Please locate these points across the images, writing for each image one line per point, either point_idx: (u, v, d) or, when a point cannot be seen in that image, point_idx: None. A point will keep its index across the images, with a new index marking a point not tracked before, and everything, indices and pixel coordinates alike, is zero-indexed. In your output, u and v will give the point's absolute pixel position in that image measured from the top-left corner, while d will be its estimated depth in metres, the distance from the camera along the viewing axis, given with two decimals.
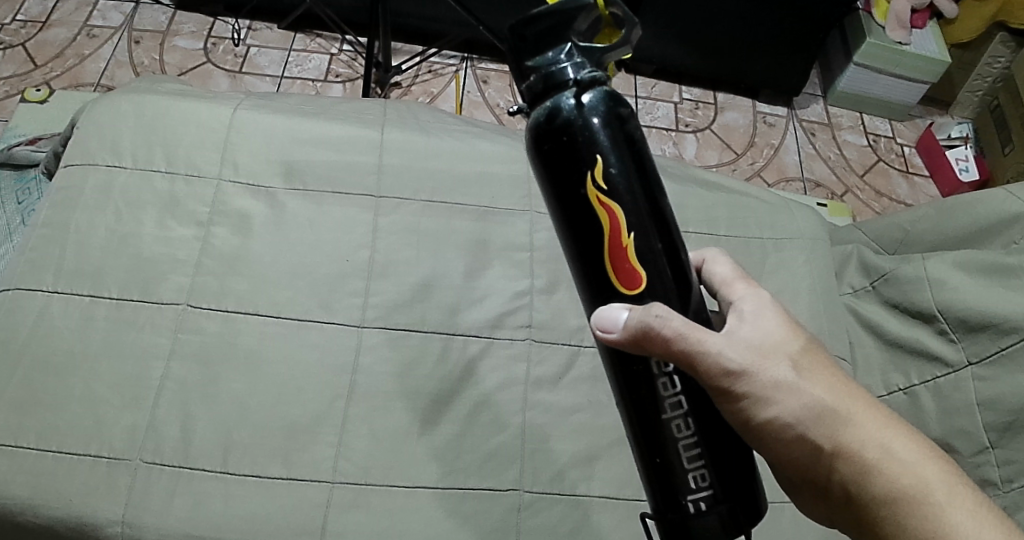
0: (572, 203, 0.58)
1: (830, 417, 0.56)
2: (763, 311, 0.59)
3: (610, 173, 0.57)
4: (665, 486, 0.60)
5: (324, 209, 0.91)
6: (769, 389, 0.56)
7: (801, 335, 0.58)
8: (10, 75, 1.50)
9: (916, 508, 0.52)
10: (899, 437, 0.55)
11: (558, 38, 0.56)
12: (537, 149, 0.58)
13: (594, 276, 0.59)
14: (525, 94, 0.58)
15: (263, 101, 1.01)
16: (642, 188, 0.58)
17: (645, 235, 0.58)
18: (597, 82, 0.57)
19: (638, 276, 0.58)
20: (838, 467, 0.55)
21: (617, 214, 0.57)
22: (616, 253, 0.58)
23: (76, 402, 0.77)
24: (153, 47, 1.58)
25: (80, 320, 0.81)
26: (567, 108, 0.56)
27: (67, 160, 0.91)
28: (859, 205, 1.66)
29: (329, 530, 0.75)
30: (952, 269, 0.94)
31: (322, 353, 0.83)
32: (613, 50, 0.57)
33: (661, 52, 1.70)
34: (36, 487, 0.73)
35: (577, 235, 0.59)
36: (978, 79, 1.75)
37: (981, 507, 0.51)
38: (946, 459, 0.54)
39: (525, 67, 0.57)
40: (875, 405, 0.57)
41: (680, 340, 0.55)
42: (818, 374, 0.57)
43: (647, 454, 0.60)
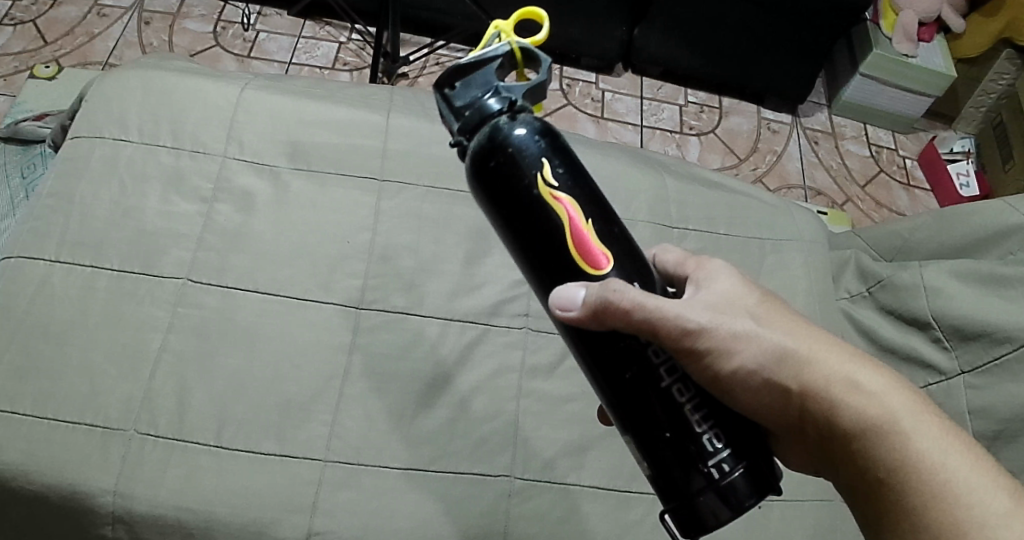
0: (525, 210, 0.55)
1: (795, 361, 0.55)
2: (717, 275, 0.60)
3: (558, 174, 0.55)
4: (674, 467, 0.54)
5: (327, 190, 0.92)
6: (732, 340, 0.55)
7: (780, 311, 0.58)
8: (19, 51, 1.50)
9: (884, 439, 0.53)
10: (866, 370, 0.55)
11: (482, 80, 0.56)
12: (477, 171, 0.56)
13: (557, 276, 0.56)
14: (458, 129, 0.56)
15: (271, 81, 1.01)
16: (591, 185, 0.57)
17: (603, 221, 0.56)
18: (527, 111, 0.56)
19: (606, 260, 0.56)
20: (807, 406, 0.55)
21: (573, 208, 0.55)
22: (579, 242, 0.55)
23: (74, 370, 0.77)
24: (163, 28, 1.59)
25: (82, 290, 0.81)
26: (505, 124, 0.55)
27: (74, 132, 0.92)
28: (859, 214, 1.67)
29: (320, 508, 0.75)
30: (949, 276, 0.94)
31: (318, 331, 0.83)
32: (536, 89, 0.57)
33: (667, 54, 1.71)
34: (30, 453, 0.73)
35: (535, 238, 0.56)
36: (982, 96, 1.76)
37: (946, 433, 0.52)
38: (907, 385, 0.55)
39: (457, 107, 0.56)
40: (838, 341, 0.58)
41: (643, 308, 0.52)
42: (778, 325, 0.57)
43: (648, 433, 0.55)
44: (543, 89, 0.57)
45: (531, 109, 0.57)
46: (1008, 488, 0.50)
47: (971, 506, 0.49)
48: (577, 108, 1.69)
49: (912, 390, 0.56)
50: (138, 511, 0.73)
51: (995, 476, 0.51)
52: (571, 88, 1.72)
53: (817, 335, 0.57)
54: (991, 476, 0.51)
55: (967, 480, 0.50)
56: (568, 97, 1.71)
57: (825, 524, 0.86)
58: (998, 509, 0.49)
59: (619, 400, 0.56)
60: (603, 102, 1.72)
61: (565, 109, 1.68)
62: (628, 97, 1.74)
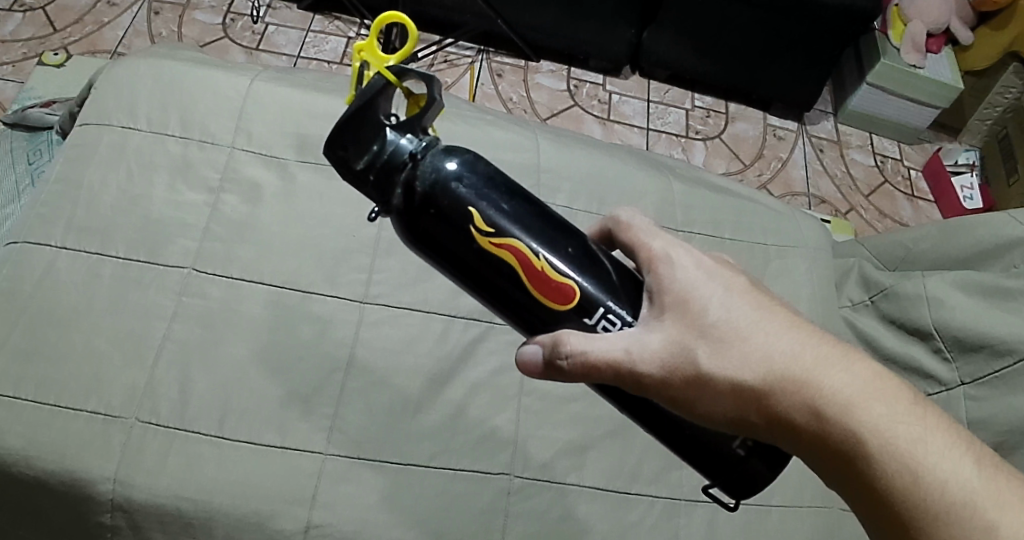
0: (474, 262, 0.57)
1: (753, 398, 0.54)
2: (674, 279, 0.58)
3: (493, 216, 0.56)
4: (709, 454, 0.59)
5: (335, 183, 0.92)
6: (689, 385, 0.55)
7: (743, 308, 0.57)
8: (28, 38, 1.50)
9: (855, 462, 0.51)
10: (830, 384, 0.53)
11: (375, 130, 0.57)
12: (414, 235, 0.58)
13: (526, 315, 0.59)
14: (376, 196, 0.58)
15: (281, 74, 1.02)
16: (525, 209, 0.58)
17: (551, 252, 0.58)
18: (434, 146, 0.57)
19: (566, 291, 0.58)
20: (777, 436, 0.55)
21: (520, 248, 0.57)
22: (536, 282, 0.57)
23: (77, 356, 0.77)
24: (173, 19, 1.59)
25: (87, 277, 0.81)
26: (421, 180, 0.56)
27: (84, 118, 0.92)
28: (862, 224, 1.67)
29: (319, 501, 0.75)
30: (951, 287, 0.94)
31: (321, 324, 0.83)
32: (427, 111, 0.58)
33: (675, 58, 1.71)
34: (31, 438, 0.73)
35: (494, 286, 0.58)
36: (989, 108, 1.76)
37: (923, 441, 0.50)
38: (876, 393, 0.52)
39: (359, 170, 0.57)
40: (802, 350, 0.55)
41: (598, 368, 0.56)
42: (733, 351, 0.55)
43: (677, 430, 0.60)
44: (434, 106, 0.58)
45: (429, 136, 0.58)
46: (994, 494, 0.48)
47: (952, 524, 0.48)
48: (584, 110, 1.69)
49: (888, 390, 0.53)
50: (138, 499, 0.73)
51: (981, 479, 0.49)
52: (578, 89, 1.72)
53: (776, 350, 0.55)
54: (976, 483, 0.48)
55: (946, 497, 0.48)
56: (574, 98, 1.71)
57: (823, 531, 0.86)
58: (981, 522, 0.47)
59: (636, 410, 0.61)
60: (609, 104, 1.72)
61: (572, 110, 1.69)
62: (635, 100, 1.75)
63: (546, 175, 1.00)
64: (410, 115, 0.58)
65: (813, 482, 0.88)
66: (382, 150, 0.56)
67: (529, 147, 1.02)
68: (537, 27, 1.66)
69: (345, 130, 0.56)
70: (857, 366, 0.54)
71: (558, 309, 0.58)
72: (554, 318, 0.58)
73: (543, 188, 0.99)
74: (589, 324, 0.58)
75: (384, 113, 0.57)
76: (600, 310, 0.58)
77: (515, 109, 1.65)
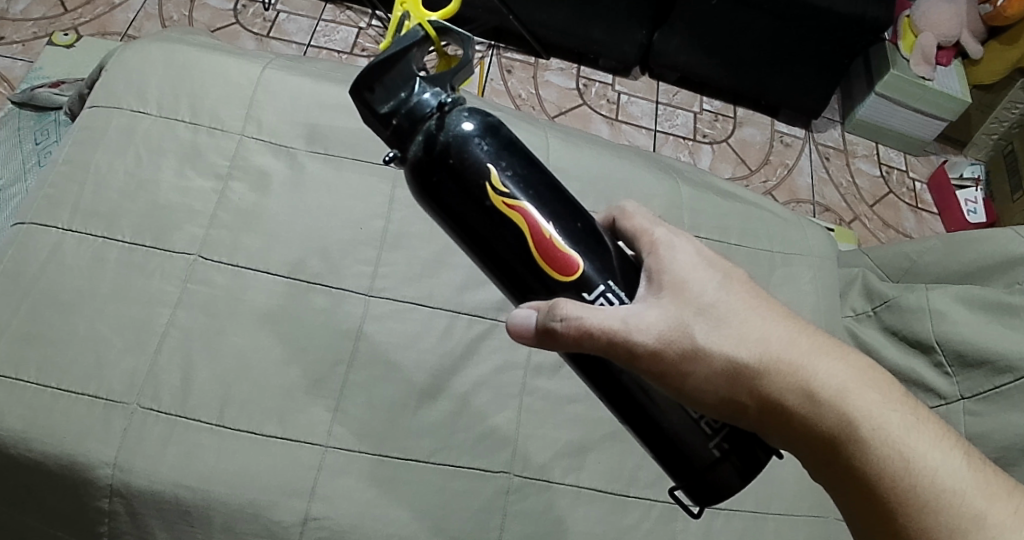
0: (483, 219, 0.57)
1: (747, 379, 0.54)
2: (673, 262, 0.58)
3: (508, 177, 0.57)
4: (682, 452, 0.60)
5: (343, 175, 0.92)
6: (683, 358, 0.55)
7: (746, 291, 0.57)
8: (40, 17, 1.49)
9: (846, 447, 0.53)
10: (825, 371, 0.54)
11: (405, 79, 0.58)
12: (425, 185, 0.58)
13: (523, 281, 0.59)
14: (394, 141, 0.58)
15: (293, 62, 1.01)
16: (540, 180, 0.59)
17: (561, 221, 0.58)
18: (459, 104, 0.58)
19: (570, 260, 0.58)
20: (766, 419, 0.55)
21: (530, 213, 0.57)
22: (543, 246, 0.58)
23: (80, 340, 0.77)
24: (184, 3, 1.58)
25: (93, 260, 0.81)
26: (443, 133, 0.57)
27: (94, 100, 0.91)
28: (865, 233, 1.68)
29: (317, 493, 0.75)
30: (955, 301, 0.94)
31: (324, 316, 0.83)
32: (458, 71, 0.60)
33: (686, 60, 1.70)
34: (31, 421, 0.73)
35: (496, 249, 0.58)
36: (995, 123, 1.76)
37: (912, 430, 0.52)
38: (869, 380, 0.54)
39: (383, 114, 0.58)
40: (797, 338, 0.56)
41: (591, 334, 0.55)
42: (731, 331, 0.55)
43: (655, 425, 0.60)
44: (468, 67, 0.60)
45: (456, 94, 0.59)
46: (978, 483, 0.50)
47: (939, 511, 0.50)
48: (592, 109, 1.69)
49: (878, 380, 0.54)
50: (136, 485, 0.73)
51: (964, 468, 0.51)
52: (588, 88, 1.72)
53: (773, 335, 0.56)
54: (964, 474, 0.51)
55: (933, 483, 0.50)
56: (583, 97, 1.70)
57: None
58: (967, 511, 0.50)
59: (619, 392, 0.60)
60: (618, 104, 1.72)
61: (580, 109, 1.68)
62: (643, 101, 1.74)
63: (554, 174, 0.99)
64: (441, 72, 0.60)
65: (811, 490, 0.88)
66: (408, 99, 0.57)
67: (538, 145, 1.01)
68: (548, 25, 1.65)
69: (376, 73, 0.57)
70: (849, 356, 0.55)
71: (561, 275, 0.58)
72: (555, 285, 0.59)
73: None
74: (587, 299, 0.58)
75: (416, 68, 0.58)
76: (600, 287, 0.58)
77: (523, 106, 1.65)
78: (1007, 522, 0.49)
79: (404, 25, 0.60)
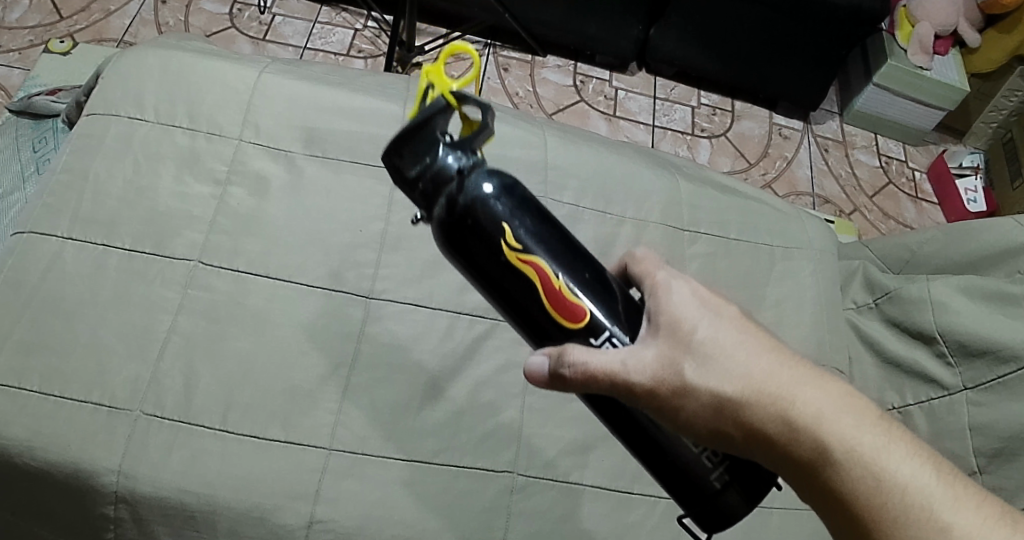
0: (501, 274, 0.58)
1: (732, 411, 0.54)
2: (670, 303, 0.58)
3: (523, 234, 0.58)
4: (687, 481, 0.60)
5: (341, 178, 0.92)
6: (670, 394, 0.55)
7: (738, 324, 0.57)
8: (35, 25, 1.49)
9: (823, 470, 0.52)
10: (805, 398, 0.53)
11: (429, 142, 0.57)
12: (447, 242, 0.59)
13: (540, 330, 0.60)
14: (419, 202, 0.59)
15: (289, 66, 1.01)
16: (554, 234, 0.59)
17: (574, 273, 0.59)
18: (478, 165, 0.58)
19: (582, 310, 0.58)
20: (750, 447, 0.55)
21: (543, 267, 0.58)
22: (556, 299, 0.58)
23: (82, 348, 0.77)
24: (179, 8, 1.58)
25: (93, 268, 0.81)
26: (462, 195, 0.57)
27: (91, 108, 0.91)
28: (865, 224, 1.68)
29: (322, 496, 0.75)
30: (956, 291, 0.94)
31: (326, 319, 0.83)
32: (480, 134, 0.59)
33: (682, 55, 1.70)
34: (35, 430, 0.73)
35: (508, 298, 0.59)
36: (994, 111, 1.76)
37: (887, 449, 0.52)
38: (846, 404, 0.53)
39: (409, 178, 0.58)
40: (778, 367, 0.55)
41: (596, 378, 0.56)
42: (717, 365, 0.55)
43: (659, 457, 0.60)
44: (490, 130, 0.59)
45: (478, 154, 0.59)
46: (951, 500, 0.50)
47: (911, 527, 0.49)
48: (590, 105, 1.69)
49: (857, 403, 0.54)
50: (141, 492, 0.73)
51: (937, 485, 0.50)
52: (585, 85, 1.72)
53: (758, 367, 0.55)
54: (937, 489, 0.50)
55: (907, 504, 0.50)
56: (581, 94, 1.70)
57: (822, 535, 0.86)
58: (938, 524, 0.49)
59: (622, 421, 0.61)
60: (615, 100, 1.72)
61: (577, 106, 1.68)
62: (641, 96, 1.74)
63: (553, 172, 0.99)
64: (464, 133, 0.59)
65: None
66: (430, 161, 0.57)
67: (536, 144, 1.01)
68: (544, 22, 1.65)
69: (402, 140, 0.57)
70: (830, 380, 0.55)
71: (571, 324, 0.58)
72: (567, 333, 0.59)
73: (550, 186, 0.98)
74: (594, 344, 0.58)
75: (439, 128, 0.58)
76: (605, 333, 0.58)
77: (521, 104, 1.65)
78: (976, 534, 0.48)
79: (428, 92, 0.59)
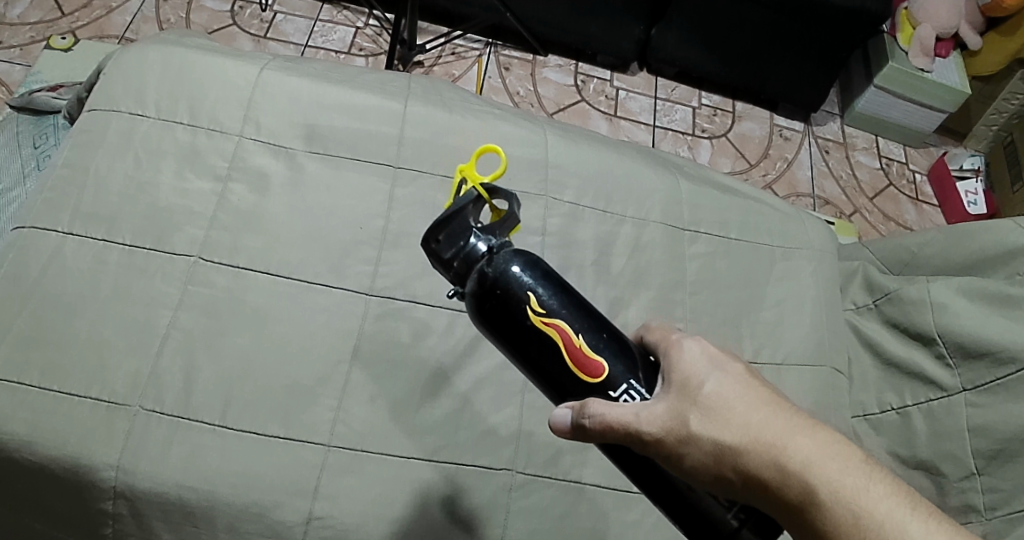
0: (526, 340, 0.58)
1: (732, 462, 0.54)
2: (683, 360, 0.58)
3: (546, 298, 0.58)
4: (704, 520, 0.58)
5: (342, 174, 0.92)
6: (672, 442, 0.55)
7: (744, 377, 0.57)
8: (37, 21, 1.49)
9: (807, 513, 0.51)
10: (800, 448, 0.52)
11: (462, 229, 0.61)
12: (477, 313, 0.60)
13: (565, 391, 0.59)
14: (454, 282, 0.61)
15: (291, 63, 1.01)
16: (576, 302, 0.59)
17: (594, 333, 0.59)
18: (506, 246, 0.60)
19: (601, 366, 0.58)
20: (746, 492, 0.54)
21: (565, 329, 0.58)
22: (578, 358, 0.58)
23: (82, 343, 0.77)
24: (181, 5, 1.58)
25: (93, 263, 0.81)
26: (491, 268, 0.59)
27: (92, 104, 0.91)
28: (866, 226, 1.67)
29: (321, 492, 0.75)
30: (956, 292, 0.94)
31: (326, 316, 0.83)
32: (508, 221, 0.62)
33: (684, 55, 1.70)
34: (34, 425, 0.73)
35: (531, 359, 0.59)
36: (994, 114, 1.75)
37: (879, 501, 0.50)
38: (838, 449, 0.52)
39: (444, 259, 0.61)
40: (776, 417, 0.54)
41: (612, 429, 0.56)
42: (720, 417, 0.55)
43: (676, 496, 0.58)
44: (516, 218, 0.62)
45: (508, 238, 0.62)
46: None
47: None
48: (591, 105, 1.69)
49: (848, 449, 0.52)
50: (141, 487, 0.73)
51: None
52: (586, 85, 1.72)
53: (758, 417, 0.54)
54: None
55: None
56: (582, 94, 1.70)
57: None
58: None
59: (635, 466, 0.60)
60: (617, 100, 1.72)
61: (578, 106, 1.68)
62: (642, 96, 1.74)
63: (554, 171, 0.99)
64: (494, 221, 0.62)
65: None
66: (462, 243, 0.60)
67: (537, 143, 1.01)
68: (545, 22, 1.65)
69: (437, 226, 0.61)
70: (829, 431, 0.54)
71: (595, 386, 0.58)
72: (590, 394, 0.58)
73: (551, 184, 0.98)
74: (613, 397, 0.58)
75: (470, 214, 0.61)
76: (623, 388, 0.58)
77: (522, 103, 1.65)
78: None
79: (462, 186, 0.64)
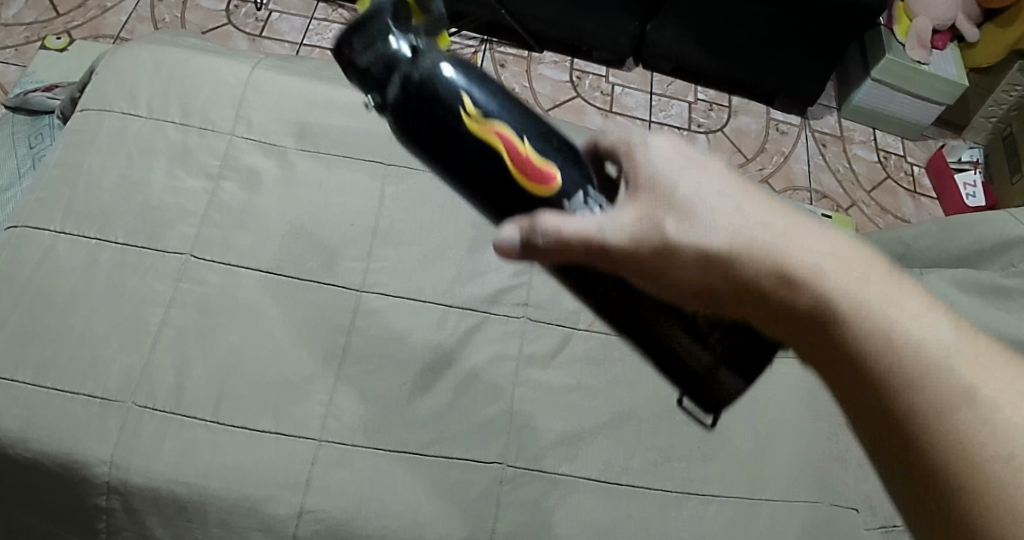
0: (463, 150, 0.52)
1: (718, 269, 0.48)
2: (650, 166, 0.52)
3: (484, 101, 0.52)
4: (679, 360, 0.55)
5: (334, 172, 0.92)
6: (649, 253, 0.50)
7: (725, 177, 0.51)
8: (32, 22, 1.50)
9: (832, 326, 0.45)
10: (797, 250, 0.47)
11: (379, 27, 0.52)
12: (404, 126, 0.53)
13: (510, 205, 0.54)
14: (373, 93, 0.53)
15: (283, 62, 1.02)
16: (517, 104, 0.53)
17: (540, 137, 0.53)
18: (434, 47, 0.53)
19: (549, 171, 0.53)
20: (743, 302, 0.49)
21: (507, 133, 0.52)
22: (523, 161, 0.52)
23: (75, 340, 0.78)
24: (176, 5, 1.59)
25: (86, 261, 0.82)
26: (417, 71, 0.52)
27: (85, 103, 0.92)
28: (863, 219, 1.67)
29: (313, 486, 0.76)
30: (949, 284, 0.94)
31: (318, 312, 0.84)
32: (434, 24, 0.54)
33: (679, 50, 1.71)
34: (28, 421, 0.74)
35: (471, 176, 0.53)
36: (993, 106, 1.75)
37: (898, 301, 0.44)
38: (848, 254, 0.46)
39: (358, 63, 0.52)
40: (773, 218, 0.49)
41: (571, 245, 0.51)
42: (703, 221, 0.49)
43: (646, 331, 0.56)
44: (442, 22, 0.55)
45: (433, 42, 0.54)
46: (974, 358, 0.41)
47: (926, 382, 0.41)
48: (586, 101, 1.69)
49: (861, 254, 0.46)
50: (134, 482, 0.74)
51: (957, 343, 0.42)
52: (581, 81, 1.72)
53: (749, 219, 0.49)
54: (956, 345, 0.42)
55: (919, 361, 0.42)
56: (577, 89, 1.71)
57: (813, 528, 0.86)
58: (955, 381, 0.41)
59: (607, 301, 0.57)
60: (612, 96, 1.72)
61: (573, 101, 1.68)
62: (638, 92, 1.74)
63: None
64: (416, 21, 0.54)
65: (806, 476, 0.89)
66: (379, 43, 0.52)
67: None
68: (540, 18, 1.65)
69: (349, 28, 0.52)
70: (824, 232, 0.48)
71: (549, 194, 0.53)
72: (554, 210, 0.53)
73: None
74: (568, 208, 0.53)
75: (388, 11, 0.52)
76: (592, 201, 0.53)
77: None
78: (1000, 396, 0.40)
79: None
